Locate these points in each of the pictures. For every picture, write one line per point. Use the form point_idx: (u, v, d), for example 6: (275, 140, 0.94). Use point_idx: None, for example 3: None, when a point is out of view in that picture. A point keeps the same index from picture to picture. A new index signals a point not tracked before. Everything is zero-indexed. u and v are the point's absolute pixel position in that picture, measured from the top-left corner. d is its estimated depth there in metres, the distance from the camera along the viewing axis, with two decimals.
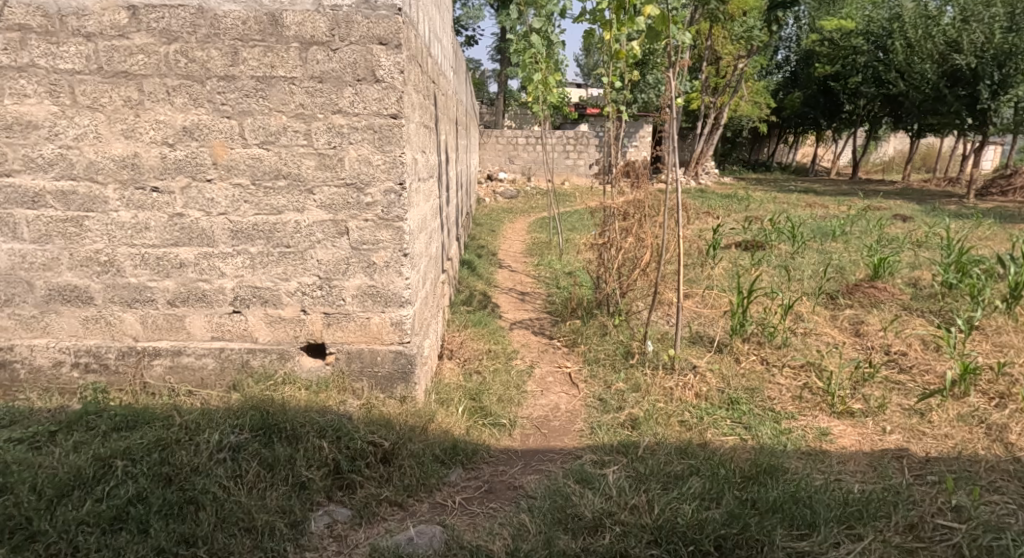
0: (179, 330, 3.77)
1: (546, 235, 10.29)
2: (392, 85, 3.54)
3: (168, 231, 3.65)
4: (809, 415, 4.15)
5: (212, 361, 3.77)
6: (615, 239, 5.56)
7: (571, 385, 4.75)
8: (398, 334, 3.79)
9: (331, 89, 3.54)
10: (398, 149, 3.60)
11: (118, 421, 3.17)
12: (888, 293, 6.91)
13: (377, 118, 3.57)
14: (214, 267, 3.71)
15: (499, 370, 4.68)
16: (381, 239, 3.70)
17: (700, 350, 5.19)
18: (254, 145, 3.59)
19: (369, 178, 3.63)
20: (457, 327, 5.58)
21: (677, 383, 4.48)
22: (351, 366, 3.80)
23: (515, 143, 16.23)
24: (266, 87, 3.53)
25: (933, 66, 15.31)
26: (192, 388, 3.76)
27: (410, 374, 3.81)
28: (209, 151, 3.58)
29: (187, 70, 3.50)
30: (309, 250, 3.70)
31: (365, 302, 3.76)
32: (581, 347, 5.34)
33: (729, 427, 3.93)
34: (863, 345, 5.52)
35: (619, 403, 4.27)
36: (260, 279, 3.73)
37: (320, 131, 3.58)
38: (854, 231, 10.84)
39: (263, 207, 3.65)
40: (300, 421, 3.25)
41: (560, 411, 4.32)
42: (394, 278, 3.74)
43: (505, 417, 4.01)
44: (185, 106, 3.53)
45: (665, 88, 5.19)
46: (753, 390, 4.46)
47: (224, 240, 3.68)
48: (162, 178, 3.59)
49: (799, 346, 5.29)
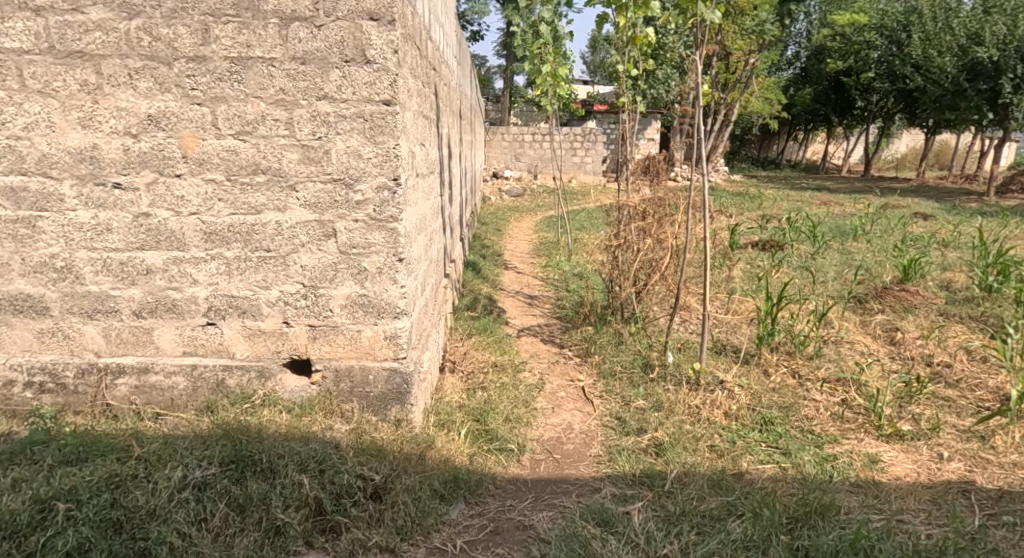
0: (147, 345, 3.35)
1: (554, 234, 9.85)
2: (385, 67, 3.11)
3: (133, 233, 3.23)
4: (853, 439, 3.71)
5: (183, 380, 3.35)
6: (632, 240, 5.13)
7: (586, 401, 4.31)
8: (392, 348, 3.35)
9: (316, 72, 3.12)
10: (392, 140, 3.18)
11: (66, 454, 2.74)
12: (920, 296, 6.44)
13: (368, 105, 3.14)
14: (186, 274, 3.29)
15: (506, 386, 4.25)
16: (373, 241, 3.26)
17: (726, 362, 4.76)
18: (229, 136, 3.16)
19: (359, 173, 3.20)
20: (461, 336, 5.13)
21: (703, 400, 4.05)
22: (340, 385, 3.37)
23: (521, 140, 15.79)
24: (241, 70, 3.11)
25: (953, 60, 14.81)
26: (161, 411, 3.34)
27: (407, 395, 3.37)
28: (178, 143, 3.16)
29: (152, 50, 3.08)
30: (291, 255, 3.28)
31: (355, 313, 3.33)
32: (595, 357, 4.90)
33: (766, 453, 3.50)
34: (901, 356, 5.08)
35: (640, 424, 3.83)
36: (237, 287, 3.31)
37: (303, 120, 3.15)
38: (877, 231, 10.36)
39: (239, 206, 3.23)
40: (277, 453, 2.83)
41: (574, 432, 3.88)
42: (388, 286, 3.31)
43: (513, 441, 3.58)
44: (149, 92, 3.11)
45: (691, 73, 4.71)
46: (788, 408, 4.03)
47: (196, 244, 3.26)
48: (125, 173, 3.17)
49: (833, 357, 4.85)
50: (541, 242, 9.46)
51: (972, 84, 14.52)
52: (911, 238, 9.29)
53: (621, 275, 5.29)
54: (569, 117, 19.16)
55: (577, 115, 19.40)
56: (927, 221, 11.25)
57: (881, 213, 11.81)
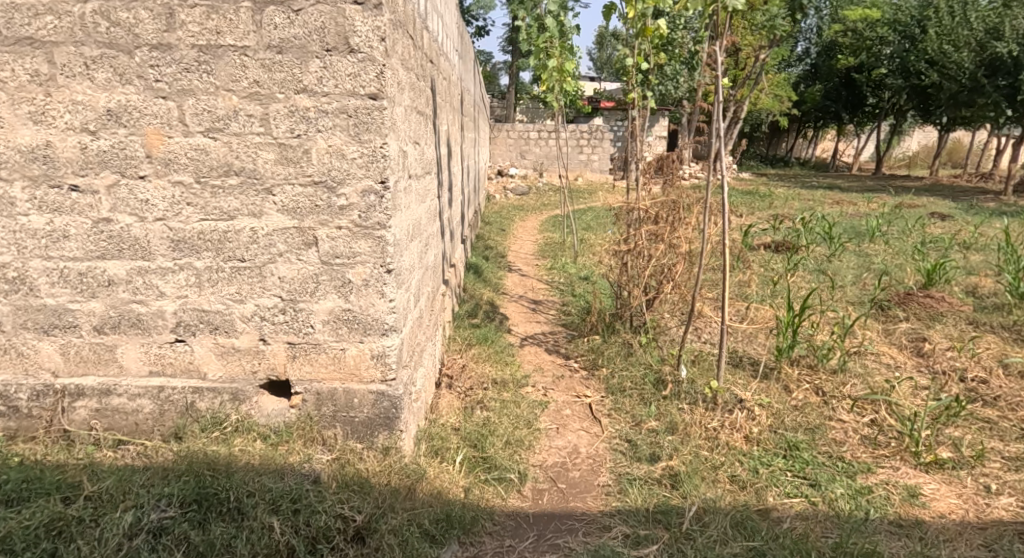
0: (109, 363, 3.03)
1: (559, 234, 9.52)
2: (371, 56, 2.79)
3: (93, 240, 2.91)
4: (888, 467, 3.38)
5: (148, 403, 3.03)
6: (643, 245, 4.79)
7: (593, 421, 3.98)
8: (380, 370, 3.03)
9: (294, 62, 2.79)
10: (379, 139, 2.85)
11: (8, 491, 2.45)
12: (945, 303, 6.13)
13: (352, 99, 2.81)
14: (151, 285, 2.97)
15: (507, 405, 3.92)
16: (359, 251, 2.94)
17: (744, 377, 4.43)
18: (198, 133, 2.84)
19: (342, 175, 2.88)
20: (460, 347, 4.80)
21: (721, 422, 3.72)
22: (321, 409, 3.05)
23: (526, 137, 15.46)
24: (210, 60, 2.79)
25: (971, 55, 14.39)
26: (123, 437, 3.02)
27: (395, 420, 3.05)
28: (142, 141, 2.84)
29: (110, 36, 2.76)
30: (268, 265, 2.96)
31: (339, 330, 3.00)
32: (603, 371, 4.58)
33: (793, 485, 3.18)
34: (931, 371, 4.76)
35: (653, 450, 3.50)
36: (208, 300, 2.99)
37: (280, 115, 2.84)
38: (894, 232, 10.00)
39: (210, 210, 2.91)
40: (246, 490, 2.53)
41: (581, 458, 3.56)
42: (375, 301, 2.98)
43: (513, 469, 3.26)
44: (108, 83, 2.79)
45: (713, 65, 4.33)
46: (814, 431, 3.71)
47: (163, 252, 2.94)
48: (83, 173, 2.85)
49: (859, 372, 4.52)
50: (546, 242, 9.14)
51: (990, 80, 14.26)
52: (931, 240, 8.97)
53: (631, 283, 4.96)
54: (575, 114, 18.81)
55: (584, 113, 19.06)
56: (945, 221, 10.92)
57: (895, 214, 11.46)
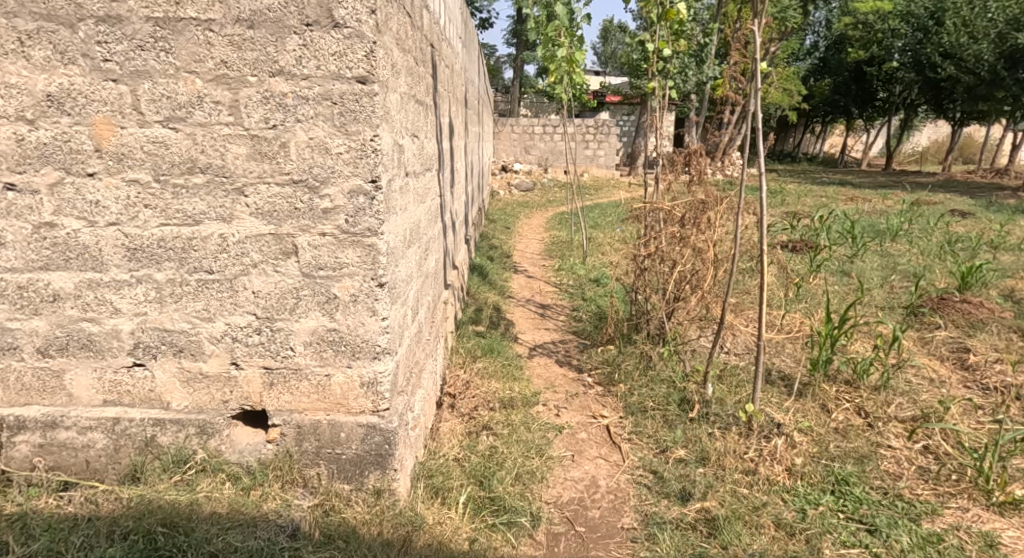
0: (56, 392, 2.61)
1: (567, 233, 9.04)
2: (359, 32, 2.36)
3: (34, 248, 2.49)
4: (955, 508, 2.98)
5: (102, 438, 2.61)
6: (665, 249, 4.33)
7: (612, 447, 3.55)
8: (371, 399, 2.60)
9: (268, 39, 2.36)
10: (369, 130, 2.42)
11: None
12: (984, 309, 5.65)
13: (337, 83, 2.38)
14: (104, 301, 2.54)
15: (516, 430, 3.49)
16: (345, 261, 2.51)
17: (778, 395, 4.00)
18: (156, 123, 2.42)
19: (326, 173, 2.45)
20: (463, 360, 4.36)
21: (758, 451, 3.30)
22: (302, 445, 2.63)
23: (531, 132, 15.03)
24: (169, 36, 2.35)
25: (991, 46, 13.78)
26: (70, 479, 2.61)
27: (389, 458, 2.63)
28: (90, 133, 2.41)
29: (49, 6, 2.33)
30: (240, 278, 2.53)
31: (323, 353, 2.58)
32: (621, 387, 4.15)
33: (848, 531, 2.82)
34: (981, 388, 4.33)
35: (684, 485, 3.10)
36: (170, 318, 2.56)
37: (252, 103, 2.41)
38: (916, 230, 9.48)
39: (172, 214, 2.48)
40: (207, 551, 2.27)
41: (600, 493, 3.13)
42: (365, 319, 2.55)
43: (525, 511, 2.85)
44: (48, 63, 2.36)
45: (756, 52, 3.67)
46: (863, 461, 3.29)
47: (117, 263, 2.51)
48: (20, 169, 2.43)
49: (904, 389, 4.09)
50: (552, 241, 8.67)
51: (1010, 73, 13.76)
52: (958, 239, 8.51)
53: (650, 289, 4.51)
54: (582, 108, 18.40)
55: (591, 108, 18.65)
56: (968, 219, 10.44)
57: (914, 211, 10.95)
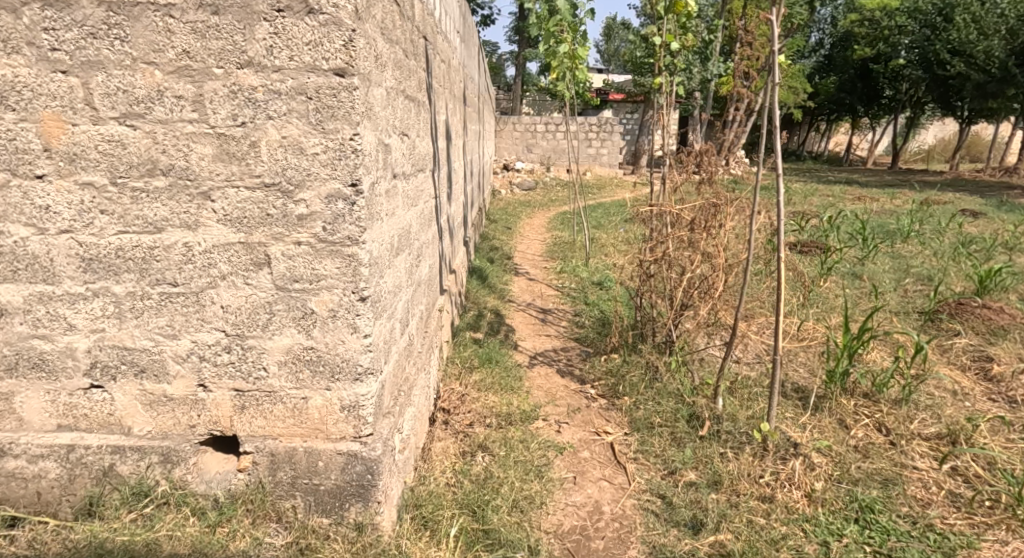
0: (4, 416, 2.38)
1: (569, 233, 8.79)
2: (337, 19, 2.11)
3: None
4: (992, 541, 2.74)
5: (56, 467, 2.38)
6: (672, 253, 4.07)
7: (616, 467, 3.31)
8: (352, 424, 2.36)
9: (235, 26, 2.12)
10: (348, 128, 2.17)
11: None
12: (1005, 316, 5.39)
13: (312, 76, 2.14)
14: (57, 316, 2.30)
15: (513, 448, 3.25)
16: (323, 273, 2.26)
17: (794, 410, 3.74)
18: (112, 120, 2.18)
19: (301, 175, 2.20)
20: (459, 371, 4.12)
21: (775, 474, 3.06)
22: (276, 475, 2.39)
23: (533, 130, 14.79)
24: (125, 22, 2.11)
25: (1001, 43, 13.55)
26: (21, 513, 2.38)
27: (372, 489, 2.39)
28: (38, 130, 2.18)
29: None
30: (207, 291, 2.29)
31: (299, 375, 2.34)
32: (625, 401, 3.90)
33: None
34: (1008, 402, 4.07)
35: (695, 513, 2.87)
36: (130, 335, 2.32)
37: (218, 97, 2.16)
38: (928, 230, 9.22)
39: (130, 220, 2.24)
40: None
41: (604, 521, 2.90)
42: (345, 337, 2.31)
43: (522, 545, 2.61)
44: None
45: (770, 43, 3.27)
46: (887, 485, 3.05)
47: (71, 274, 2.27)
48: None
49: (928, 403, 3.84)
50: (552, 242, 8.42)
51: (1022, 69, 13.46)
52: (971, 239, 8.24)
53: (657, 296, 4.26)
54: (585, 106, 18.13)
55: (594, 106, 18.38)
56: (980, 219, 10.19)
57: (924, 211, 10.69)
